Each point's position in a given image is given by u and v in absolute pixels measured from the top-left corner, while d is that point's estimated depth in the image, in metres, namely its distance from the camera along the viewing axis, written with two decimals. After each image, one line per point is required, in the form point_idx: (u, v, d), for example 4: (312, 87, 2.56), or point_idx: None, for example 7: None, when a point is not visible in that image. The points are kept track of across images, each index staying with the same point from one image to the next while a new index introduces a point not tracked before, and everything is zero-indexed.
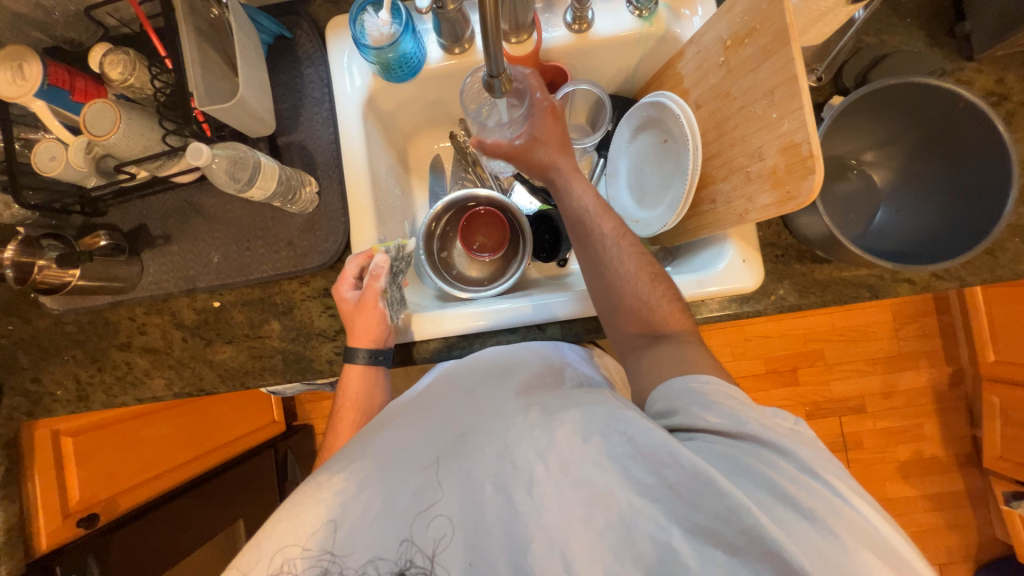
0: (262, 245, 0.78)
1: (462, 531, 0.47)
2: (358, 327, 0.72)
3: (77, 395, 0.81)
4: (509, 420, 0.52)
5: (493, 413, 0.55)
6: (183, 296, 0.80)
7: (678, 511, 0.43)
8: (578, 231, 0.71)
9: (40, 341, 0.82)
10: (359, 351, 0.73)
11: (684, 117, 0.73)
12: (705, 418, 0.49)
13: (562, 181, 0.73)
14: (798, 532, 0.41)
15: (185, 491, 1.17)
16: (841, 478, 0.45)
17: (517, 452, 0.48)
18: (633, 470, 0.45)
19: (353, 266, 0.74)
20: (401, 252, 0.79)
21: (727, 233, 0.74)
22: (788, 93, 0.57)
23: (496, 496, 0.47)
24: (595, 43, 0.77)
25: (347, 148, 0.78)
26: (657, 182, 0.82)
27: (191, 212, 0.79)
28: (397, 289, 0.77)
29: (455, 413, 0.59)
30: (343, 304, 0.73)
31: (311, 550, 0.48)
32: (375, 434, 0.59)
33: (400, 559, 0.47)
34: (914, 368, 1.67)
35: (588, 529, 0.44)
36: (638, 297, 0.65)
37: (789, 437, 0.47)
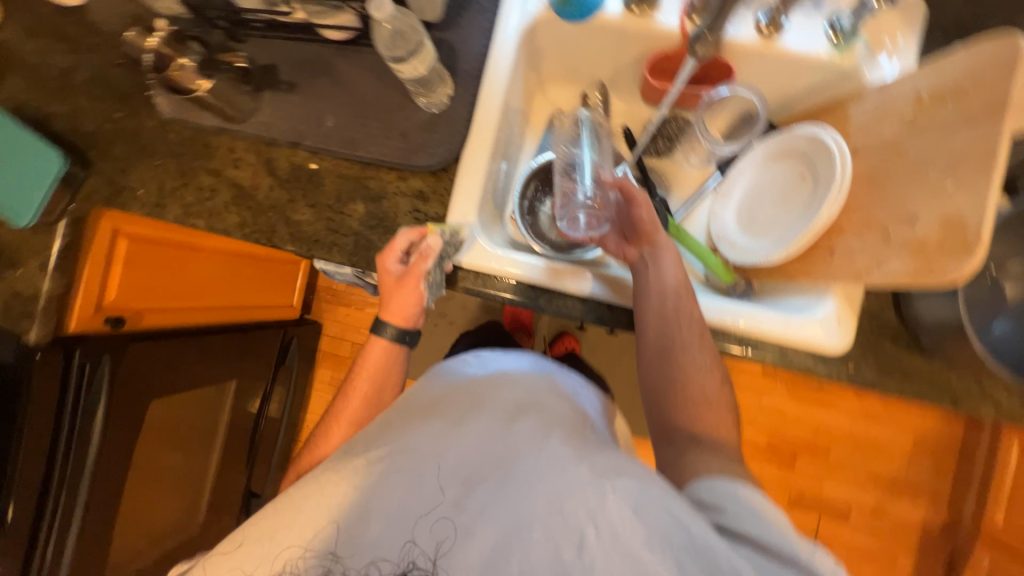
0: (377, 126, 0.77)
1: (506, 563, 0.50)
2: (397, 306, 0.75)
3: (156, 202, 0.82)
4: (552, 463, 0.53)
5: (530, 449, 0.56)
6: (285, 147, 0.80)
7: None
8: (659, 310, 0.70)
9: (140, 139, 0.83)
10: (387, 325, 0.77)
11: (839, 157, 0.69)
12: (745, 524, 0.50)
13: (653, 254, 0.73)
14: None
15: (189, 334, 1.17)
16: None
17: (569, 505, 0.50)
18: (684, 564, 0.46)
19: (403, 240, 0.72)
20: (456, 236, 0.74)
21: (831, 288, 0.70)
22: (976, 168, 0.54)
23: (542, 541, 0.50)
24: (777, 55, 0.74)
25: (492, 66, 0.76)
26: (775, 214, 0.80)
27: (322, 70, 0.79)
28: (440, 272, 0.74)
29: (486, 435, 0.58)
30: (385, 275, 0.73)
31: (310, 552, 0.54)
32: (416, 424, 0.61)
33: (403, 561, 0.53)
34: (912, 502, 1.62)
35: None
36: (699, 391, 0.67)
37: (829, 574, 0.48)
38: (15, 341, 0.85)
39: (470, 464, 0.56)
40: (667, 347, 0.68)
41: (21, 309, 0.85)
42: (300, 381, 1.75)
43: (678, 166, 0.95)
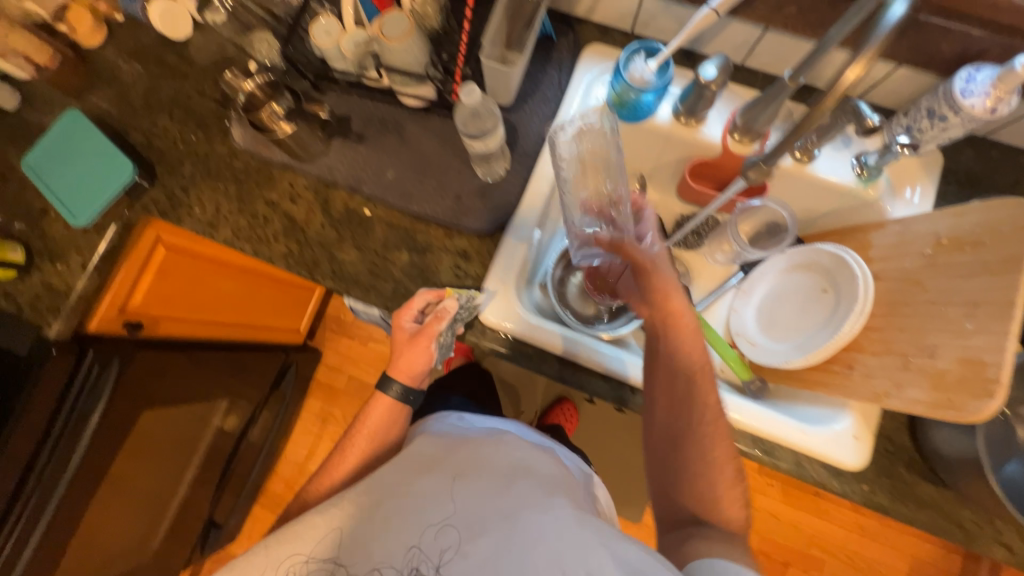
0: (433, 185, 0.83)
1: None
2: (406, 364, 0.78)
3: (209, 221, 0.86)
4: (528, 526, 0.60)
5: (511, 517, 0.61)
6: (343, 190, 0.85)
7: None
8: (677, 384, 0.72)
9: (208, 161, 0.88)
10: (394, 384, 0.78)
11: (862, 280, 0.73)
12: None
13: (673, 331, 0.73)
14: None
15: (193, 348, 1.17)
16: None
17: (588, 562, 0.57)
18: None
19: (421, 300, 0.75)
20: (471, 301, 0.76)
21: (848, 403, 0.72)
22: (994, 314, 0.58)
23: None
24: (807, 177, 0.81)
25: (548, 148, 0.82)
26: (795, 321, 0.84)
27: (391, 128, 0.85)
28: (451, 334, 0.76)
29: (470, 500, 0.64)
30: (399, 332, 0.76)
31: (313, 560, 0.64)
32: (432, 469, 0.68)
33: (410, 563, 0.60)
34: None
35: None
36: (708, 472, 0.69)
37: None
38: (35, 333, 0.84)
39: (444, 511, 0.63)
40: (683, 429, 0.70)
41: (49, 303, 0.85)
42: (289, 409, 1.70)
43: (704, 260, 0.99)
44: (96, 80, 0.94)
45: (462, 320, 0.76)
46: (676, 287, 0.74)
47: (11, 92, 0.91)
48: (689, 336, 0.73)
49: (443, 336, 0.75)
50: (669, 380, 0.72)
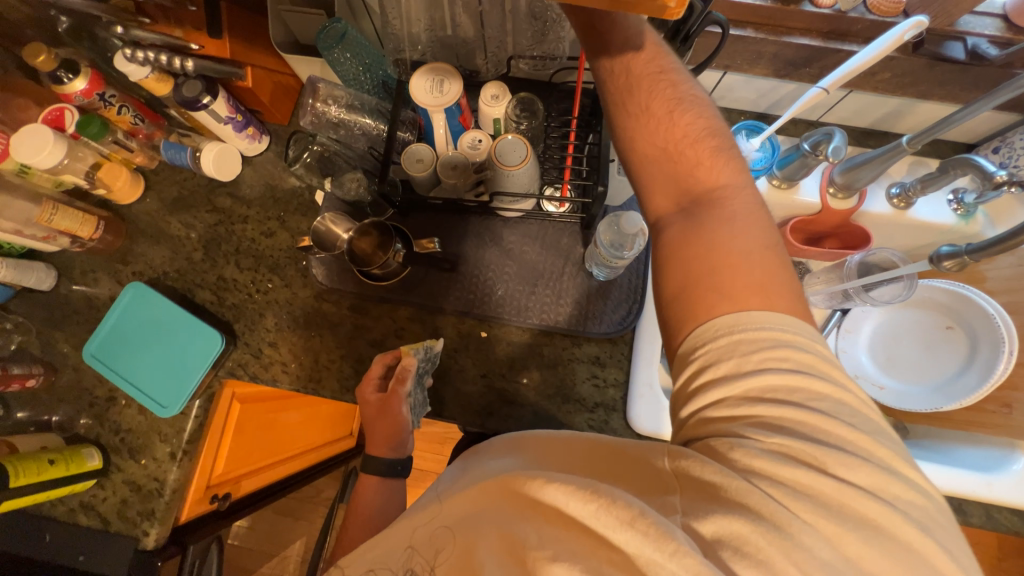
0: (549, 294, 0.79)
1: None
2: (373, 435, 0.72)
3: (309, 375, 0.78)
4: (517, 528, 0.42)
5: (515, 512, 0.44)
6: (453, 315, 0.79)
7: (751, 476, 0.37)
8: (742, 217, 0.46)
9: (293, 309, 0.81)
10: (376, 461, 0.73)
11: (1000, 318, 0.76)
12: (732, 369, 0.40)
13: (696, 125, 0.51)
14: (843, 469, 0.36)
15: (279, 490, 1.07)
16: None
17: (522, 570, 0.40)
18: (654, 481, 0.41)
19: (379, 366, 0.72)
20: (430, 350, 0.73)
21: (1015, 442, 0.74)
22: None
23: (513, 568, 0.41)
24: (907, 222, 0.82)
25: None
26: (924, 360, 0.85)
27: (489, 241, 0.81)
28: (420, 390, 0.73)
29: (476, 478, 0.51)
30: (364, 406, 0.71)
31: None
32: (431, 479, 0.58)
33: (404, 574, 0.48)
34: None
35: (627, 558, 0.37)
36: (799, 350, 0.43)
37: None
38: (131, 547, 0.73)
39: (476, 500, 0.48)
40: (691, 231, 0.46)
41: (140, 506, 0.75)
42: None
43: None
44: (140, 238, 0.85)
45: (427, 369, 0.73)
46: (660, 48, 0.54)
47: (48, 270, 0.81)
48: (686, 116, 0.51)
49: (414, 394, 0.72)
50: (749, 225, 0.46)
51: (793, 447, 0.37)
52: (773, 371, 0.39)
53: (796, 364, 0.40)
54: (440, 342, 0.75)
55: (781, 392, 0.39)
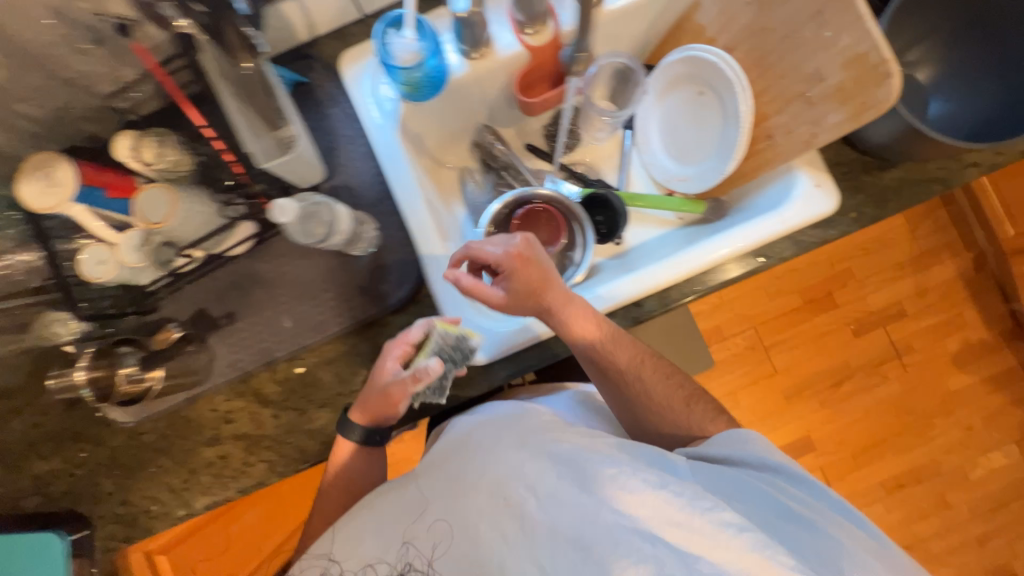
0: (333, 297, 0.75)
1: (457, 542, 0.60)
2: (364, 404, 0.68)
3: (176, 505, 0.75)
4: (507, 458, 0.62)
5: (495, 446, 0.64)
6: (262, 370, 0.75)
7: (695, 512, 0.57)
8: (590, 362, 0.71)
9: (120, 460, 0.76)
10: (354, 426, 0.70)
11: (724, 64, 0.72)
12: (725, 451, 0.67)
13: (552, 311, 0.68)
14: (788, 539, 0.58)
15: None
16: (870, 549, 0.58)
17: (512, 492, 0.60)
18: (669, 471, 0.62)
19: (416, 331, 0.68)
20: (462, 342, 0.69)
21: (791, 164, 0.73)
22: (840, 8, 0.58)
23: (517, 526, 0.58)
24: (611, 18, 0.76)
25: (392, 175, 0.74)
26: (699, 134, 0.83)
27: (250, 283, 0.75)
28: (434, 378, 0.69)
29: (452, 449, 0.67)
30: (379, 377, 0.67)
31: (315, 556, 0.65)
32: (471, 455, 0.65)
33: (400, 562, 0.61)
34: (941, 263, 1.74)
35: (642, 541, 0.55)
36: (647, 390, 0.73)
37: (769, 486, 0.62)
38: None
39: (461, 460, 0.65)
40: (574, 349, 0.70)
41: None
42: None
43: (590, 148, 0.97)
44: None
45: (460, 364, 0.69)
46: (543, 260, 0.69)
47: None
48: (557, 290, 0.67)
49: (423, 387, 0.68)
50: (523, 280, 0.67)
51: (757, 467, 0.65)
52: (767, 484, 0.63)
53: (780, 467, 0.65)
54: (483, 339, 0.71)
55: (779, 481, 0.64)
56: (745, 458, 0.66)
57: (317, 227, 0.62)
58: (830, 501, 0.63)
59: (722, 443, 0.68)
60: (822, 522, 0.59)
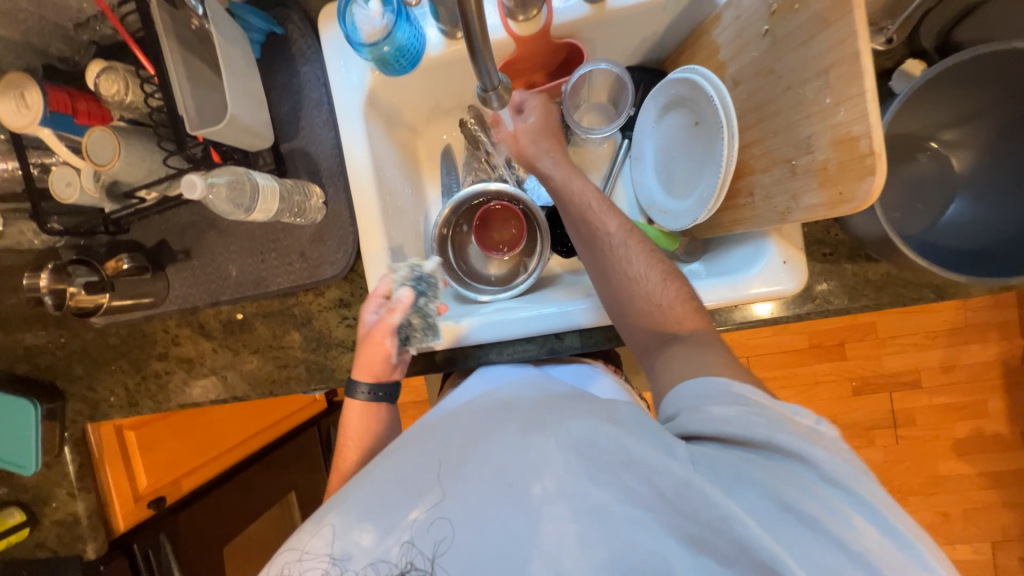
0: (275, 257, 0.78)
1: (460, 534, 0.50)
2: (363, 360, 0.70)
3: (129, 402, 0.87)
4: (507, 442, 0.54)
5: (491, 431, 0.56)
6: (209, 308, 0.82)
7: (673, 524, 0.47)
8: (580, 229, 0.68)
9: (89, 352, 0.87)
10: (360, 386, 0.72)
11: (719, 101, 0.63)
12: (697, 422, 0.51)
13: (557, 183, 0.71)
14: (796, 543, 0.43)
15: (228, 478, 1.28)
16: (889, 501, 0.45)
17: (514, 473, 0.51)
18: (625, 481, 0.49)
19: (382, 285, 0.71)
20: (420, 272, 0.72)
21: (766, 231, 0.66)
22: (846, 75, 0.47)
23: (496, 508, 0.51)
24: (614, 15, 0.68)
25: (350, 150, 0.73)
26: (687, 169, 0.74)
27: (205, 227, 0.79)
28: (422, 317, 0.71)
29: (450, 426, 0.60)
30: (363, 325, 0.71)
31: (310, 554, 0.52)
32: (392, 452, 0.59)
33: (400, 561, 0.50)
34: (984, 343, 1.55)
35: (581, 543, 0.48)
36: (648, 297, 0.63)
37: (766, 471, 0.46)
38: (79, 560, 0.93)
39: (461, 439, 0.57)
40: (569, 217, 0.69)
41: (71, 534, 0.93)
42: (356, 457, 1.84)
43: (580, 151, 0.90)
44: None
45: (433, 297, 0.71)
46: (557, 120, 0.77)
47: None
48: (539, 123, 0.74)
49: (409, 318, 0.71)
50: (544, 125, 0.74)
51: (744, 438, 0.49)
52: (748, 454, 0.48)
53: (771, 425, 0.48)
54: (437, 263, 0.73)
55: (756, 453, 0.48)
56: (725, 433, 0.49)
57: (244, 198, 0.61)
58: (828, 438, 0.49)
59: (689, 400, 0.53)
60: (866, 510, 0.44)
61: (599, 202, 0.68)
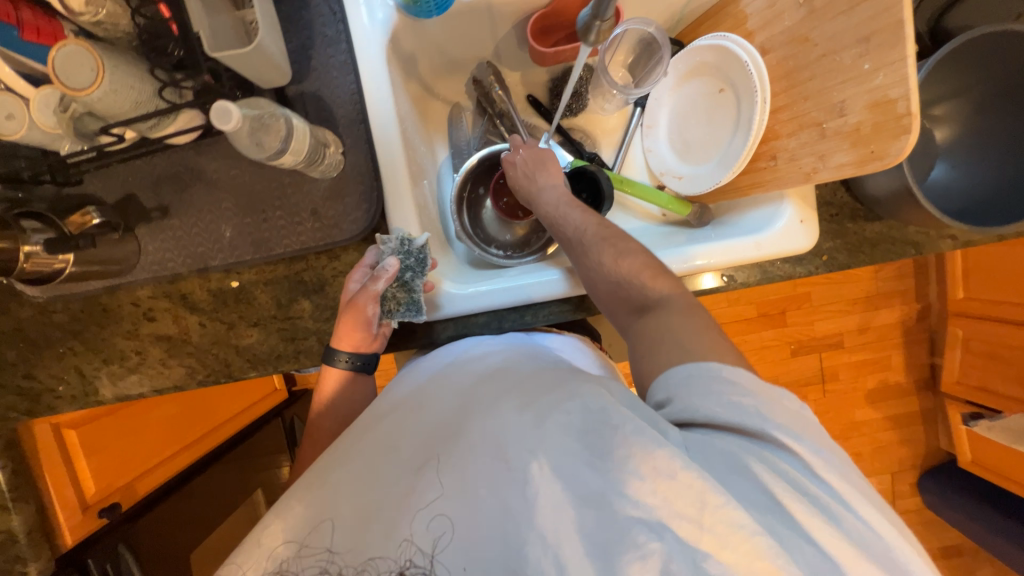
0: (281, 216, 0.69)
1: (461, 530, 0.45)
2: (342, 327, 0.67)
3: (85, 390, 0.73)
4: (504, 419, 0.50)
5: (488, 408, 0.52)
6: (194, 276, 0.71)
7: (671, 515, 0.41)
8: (556, 233, 0.73)
9: (26, 333, 0.71)
10: (339, 353, 0.68)
11: (753, 65, 0.67)
12: (686, 406, 0.48)
13: (529, 195, 0.76)
14: (787, 539, 0.40)
15: (185, 480, 1.10)
16: (864, 490, 0.45)
17: (512, 452, 0.46)
18: (620, 467, 0.43)
19: (370, 255, 0.68)
20: (409, 246, 0.67)
21: (785, 193, 0.71)
22: (888, 42, 0.52)
23: (490, 496, 0.46)
24: None
25: (372, 95, 0.66)
26: (708, 135, 0.78)
27: (190, 179, 0.68)
28: (405, 289, 0.68)
29: (450, 411, 0.56)
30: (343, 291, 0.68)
31: (308, 548, 0.47)
32: (371, 432, 0.56)
33: (399, 559, 0.45)
34: (890, 307, 1.83)
35: (581, 534, 0.43)
36: (612, 279, 0.64)
37: (759, 463, 0.44)
38: None
39: (455, 424, 0.53)
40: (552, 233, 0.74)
41: None
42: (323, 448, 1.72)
43: (594, 117, 0.90)
44: None
45: (422, 272, 0.67)
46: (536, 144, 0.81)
47: None
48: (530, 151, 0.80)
49: (390, 290, 0.68)
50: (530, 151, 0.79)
51: (737, 426, 0.46)
52: (731, 442, 0.46)
53: (766, 419, 0.46)
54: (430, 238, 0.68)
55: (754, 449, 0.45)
56: (724, 419, 0.46)
57: (272, 139, 0.52)
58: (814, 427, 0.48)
59: (680, 388, 0.49)
60: (840, 501, 0.43)
61: (564, 199, 0.73)
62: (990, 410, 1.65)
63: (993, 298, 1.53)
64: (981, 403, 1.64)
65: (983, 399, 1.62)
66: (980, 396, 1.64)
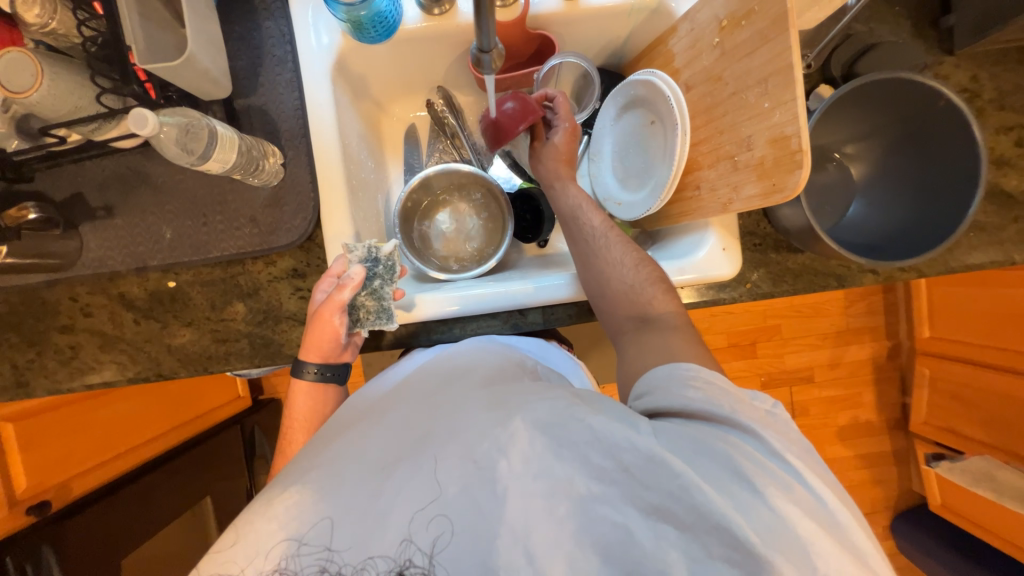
0: (221, 221, 0.71)
1: (458, 528, 0.45)
2: (311, 341, 0.68)
3: (16, 382, 0.73)
4: (470, 420, 0.51)
5: (456, 409, 0.55)
6: (132, 275, 0.73)
7: (633, 494, 0.44)
8: (569, 225, 0.75)
9: None
10: (308, 365, 0.70)
11: (674, 99, 0.70)
12: (660, 399, 0.53)
13: (559, 186, 0.78)
14: (748, 510, 0.43)
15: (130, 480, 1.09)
16: (814, 469, 0.47)
17: (480, 452, 0.48)
18: (589, 457, 0.46)
19: (336, 265, 0.69)
20: (376, 253, 0.70)
21: (708, 221, 0.74)
22: (782, 83, 0.56)
23: (460, 495, 0.47)
24: (585, 14, 0.74)
25: (314, 111, 0.70)
26: (642, 165, 0.81)
27: (136, 181, 0.71)
28: (376, 298, 0.70)
29: (419, 412, 0.58)
30: (313, 301, 0.69)
31: (304, 547, 0.46)
32: (338, 438, 0.57)
33: (399, 558, 0.45)
34: (860, 343, 1.83)
35: (551, 521, 0.44)
36: (624, 284, 0.67)
37: (723, 444, 0.47)
38: None
39: (423, 427, 0.54)
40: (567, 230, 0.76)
41: None
42: None
43: None
44: None
45: (389, 280, 0.70)
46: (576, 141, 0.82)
47: None
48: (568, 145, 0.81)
49: (360, 299, 0.70)
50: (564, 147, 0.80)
51: (706, 415, 0.50)
52: (697, 428, 0.49)
53: (728, 408, 0.50)
54: (396, 246, 0.71)
55: (722, 435, 0.48)
56: (690, 408, 0.50)
57: (196, 145, 0.56)
58: (777, 421, 0.50)
59: (660, 382, 0.54)
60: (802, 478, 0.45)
61: (587, 200, 0.76)
62: (951, 452, 1.65)
63: (955, 338, 1.54)
64: (944, 443, 1.65)
65: (947, 438, 1.63)
66: (945, 435, 1.64)
